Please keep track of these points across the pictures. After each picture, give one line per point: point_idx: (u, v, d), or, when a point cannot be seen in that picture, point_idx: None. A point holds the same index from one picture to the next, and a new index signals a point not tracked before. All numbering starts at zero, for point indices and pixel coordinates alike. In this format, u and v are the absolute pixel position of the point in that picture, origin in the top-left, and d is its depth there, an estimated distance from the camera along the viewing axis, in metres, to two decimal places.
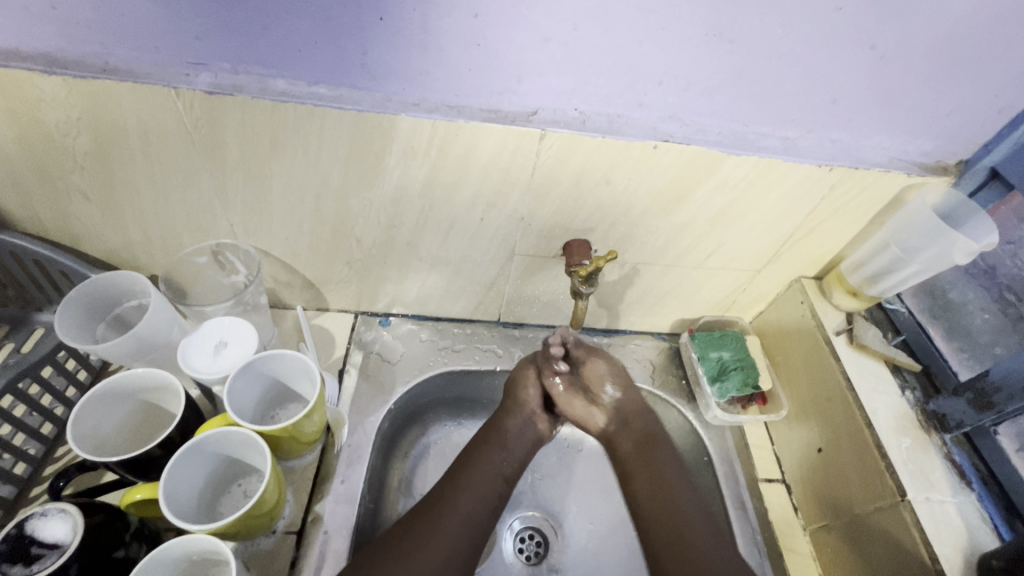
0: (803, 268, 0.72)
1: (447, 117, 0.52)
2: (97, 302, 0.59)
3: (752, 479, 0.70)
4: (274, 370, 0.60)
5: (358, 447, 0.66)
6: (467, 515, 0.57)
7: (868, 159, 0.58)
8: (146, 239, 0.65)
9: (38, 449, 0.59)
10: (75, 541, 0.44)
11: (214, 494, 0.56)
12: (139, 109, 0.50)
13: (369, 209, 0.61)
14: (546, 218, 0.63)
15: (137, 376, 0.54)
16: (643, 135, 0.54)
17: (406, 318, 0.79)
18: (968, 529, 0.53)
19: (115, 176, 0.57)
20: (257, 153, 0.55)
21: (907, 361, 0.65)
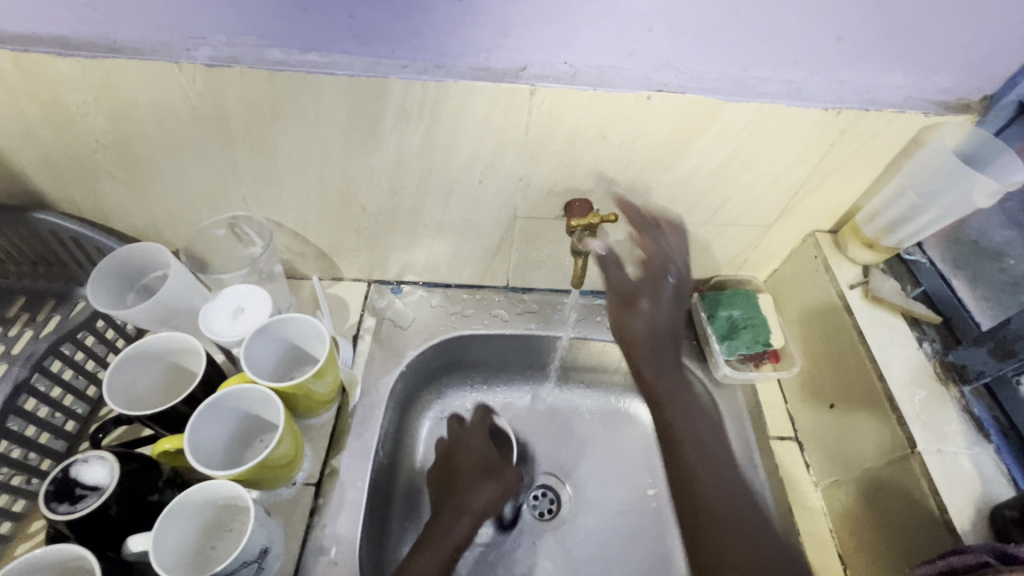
0: (817, 222, 0.69)
1: (436, 78, 0.52)
2: (125, 272, 0.64)
3: (763, 437, 0.70)
4: (287, 333, 0.63)
5: (373, 406, 0.69)
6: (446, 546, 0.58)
7: (879, 100, 0.55)
8: (169, 213, 0.68)
9: (83, 408, 0.65)
10: (112, 485, 0.49)
11: (239, 447, 0.60)
12: (147, 86, 0.53)
13: (371, 176, 0.63)
14: (544, 178, 0.62)
15: (163, 338, 0.58)
16: (636, 85, 0.53)
17: (417, 286, 0.82)
18: (982, 480, 0.51)
19: (135, 154, 0.60)
20: (260, 124, 0.57)
21: (925, 313, 0.62)
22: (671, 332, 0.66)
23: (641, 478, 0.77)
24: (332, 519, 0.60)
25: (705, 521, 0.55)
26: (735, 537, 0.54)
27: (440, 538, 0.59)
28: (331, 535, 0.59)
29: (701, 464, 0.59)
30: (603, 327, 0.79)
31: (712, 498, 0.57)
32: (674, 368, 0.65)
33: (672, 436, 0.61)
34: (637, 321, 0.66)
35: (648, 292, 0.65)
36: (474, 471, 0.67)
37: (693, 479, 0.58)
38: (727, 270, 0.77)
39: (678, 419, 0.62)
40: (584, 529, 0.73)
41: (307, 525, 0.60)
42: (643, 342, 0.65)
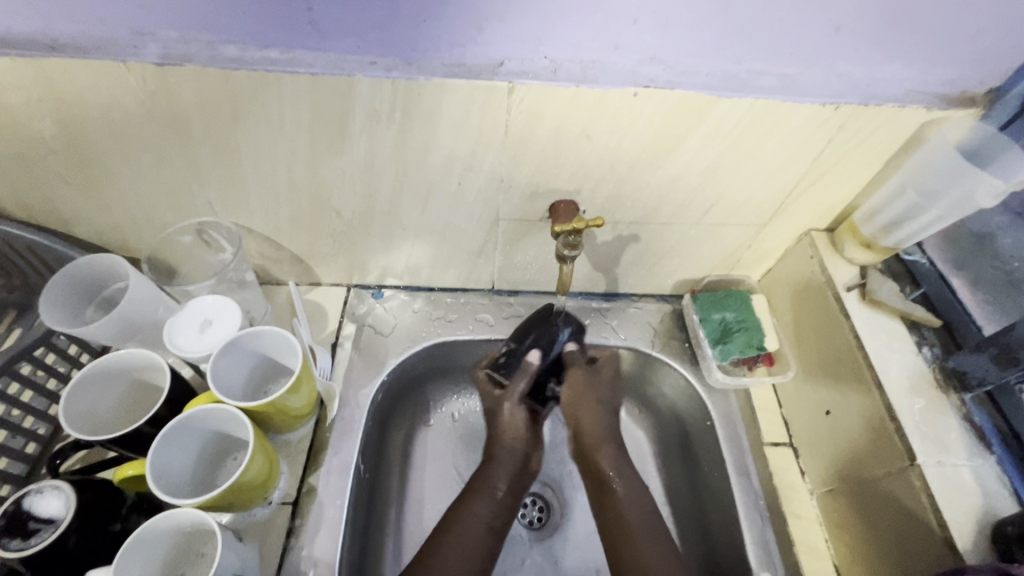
0: (813, 220, 0.67)
1: (406, 75, 0.49)
2: (83, 285, 0.61)
3: (757, 443, 0.68)
4: (258, 346, 0.60)
5: (352, 419, 0.66)
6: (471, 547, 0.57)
7: (879, 94, 0.52)
8: (131, 219, 0.64)
9: (47, 429, 0.61)
10: (67, 517, 0.46)
11: (210, 469, 0.57)
12: (94, 87, 0.49)
13: (343, 178, 0.59)
14: (526, 179, 0.59)
15: (119, 358, 0.55)
16: (621, 81, 0.50)
17: (398, 290, 0.78)
18: (983, 493, 0.49)
19: (89, 159, 0.56)
20: (220, 126, 0.53)
21: (925, 316, 0.60)
22: (616, 443, 0.67)
23: None
24: (309, 540, 0.58)
25: (622, 529, 0.59)
26: (646, 545, 0.57)
27: (471, 517, 0.59)
28: (309, 557, 0.57)
29: (648, 539, 0.58)
30: (593, 331, 0.76)
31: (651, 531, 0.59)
32: (622, 459, 0.66)
33: (606, 490, 0.64)
34: (583, 416, 0.69)
35: (598, 386, 0.70)
36: (508, 424, 0.69)
37: (641, 552, 0.57)
38: (720, 270, 0.74)
39: (618, 486, 0.63)
40: (574, 538, 0.72)
41: (284, 547, 0.57)
42: (595, 438, 0.67)
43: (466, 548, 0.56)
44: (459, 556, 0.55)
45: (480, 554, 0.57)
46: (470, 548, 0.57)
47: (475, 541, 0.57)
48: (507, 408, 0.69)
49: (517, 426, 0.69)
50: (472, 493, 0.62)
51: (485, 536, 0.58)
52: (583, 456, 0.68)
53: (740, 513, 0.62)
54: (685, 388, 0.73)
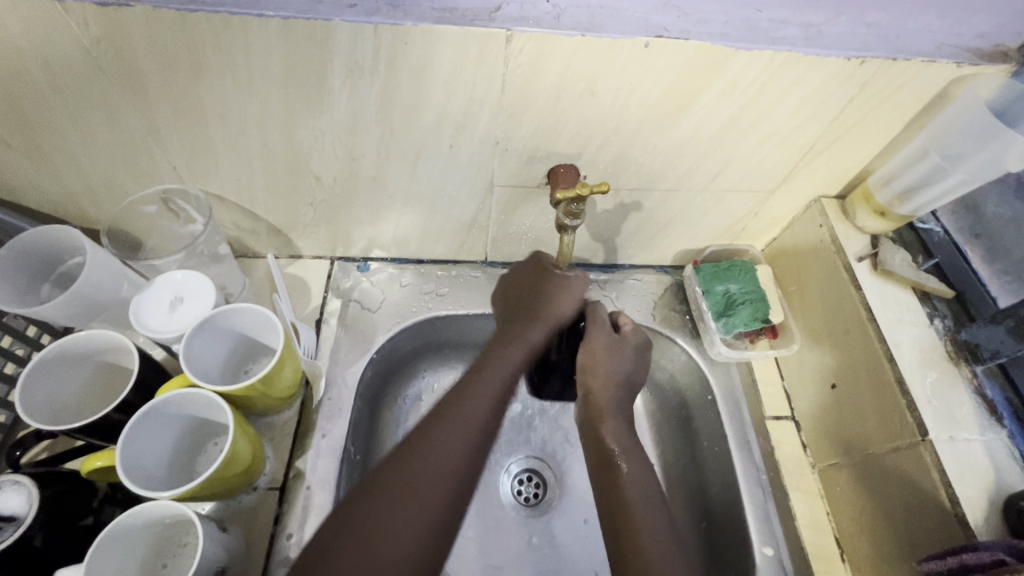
0: (823, 186, 0.63)
1: (390, 20, 0.43)
2: (37, 260, 0.56)
3: (759, 418, 0.66)
4: (237, 325, 0.56)
5: (340, 399, 0.63)
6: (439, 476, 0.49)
7: (910, 47, 0.47)
8: (87, 186, 0.58)
9: (7, 416, 0.56)
10: (28, 516, 0.42)
11: (190, 455, 0.54)
12: (29, 32, 0.42)
13: (322, 141, 0.54)
14: (523, 142, 0.54)
15: (81, 339, 0.50)
16: (632, 29, 0.45)
17: (385, 262, 0.74)
18: (994, 467, 0.49)
19: (29, 118, 0.49)
20: (179, 78, 0.46)
21: (938, 287, 0.59)
22: (625, 390, 0.59)
23: None
24: (299, 526, 0.55)
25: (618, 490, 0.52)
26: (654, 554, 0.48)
27: (469, 425, 0.53)
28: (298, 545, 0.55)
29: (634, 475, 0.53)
30: None
31: (644, 500, 0.52)
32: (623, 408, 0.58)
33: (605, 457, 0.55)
34: (598, 376, 0.58)
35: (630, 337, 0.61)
36: (564, 307, 0.60)
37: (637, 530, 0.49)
38: (724, 239, 0.71)
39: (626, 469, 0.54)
40: (571, 514, 0.70)
41: (272, 535, 0.55)
42: (605, 400, 0.57)
43: (440, 458, 0.50)
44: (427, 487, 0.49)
45: (465, 469, 0.51)
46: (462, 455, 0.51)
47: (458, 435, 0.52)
48: (564, 308, 0.60)
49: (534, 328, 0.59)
50: (460, 397, 0.54)
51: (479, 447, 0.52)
52: (583, 419, 0.58)
53: (743, 489, 0.61)
54: (686, 362, 0.71)
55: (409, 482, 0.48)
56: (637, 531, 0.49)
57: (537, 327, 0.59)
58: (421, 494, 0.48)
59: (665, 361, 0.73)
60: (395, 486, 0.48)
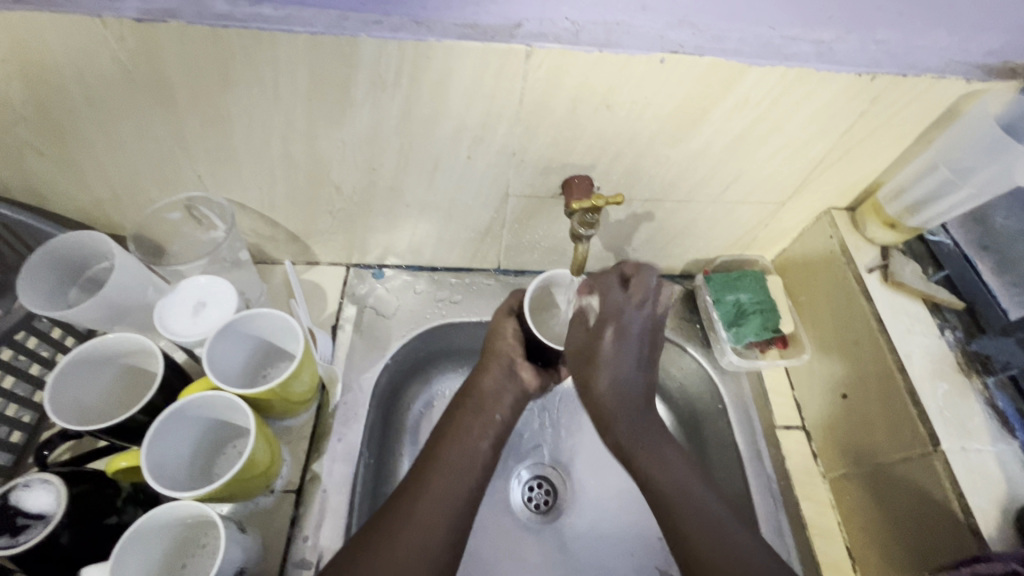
0: (834, 198, 0.64)
1: (414, 36, 0.44)
2: (65, 264, 0.57)
3: (769, 427, 0.66)
4: (257, 329, 0.57)
5: (355, 404, 0.64)
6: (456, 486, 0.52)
7: (919, 64, 0.48)
8: (114, 194, 0.59)
9: (32, 417, 0.57)
10: (58, 513, 0.44)
11: (209, 457, 0.55)
12: (68, 46, 0.44)
13: (344, 151, 0.55)
14: (540, 153, 0.56)
15: (108, 342, 0.51)
16: (647, 45, 0.46)
17: (400, 270, 0.75)
18: (1006, 478, 0.49)
19: (63, 128, 0.51)
20: (208, 90, 0.48)
21: (949, 299, 0.60)
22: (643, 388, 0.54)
23: None
24: (315, 529, 0.56)
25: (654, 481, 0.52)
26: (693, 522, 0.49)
27: (453, 456, 0.54)
28: (314, 547, 0.55)
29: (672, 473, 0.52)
30: None
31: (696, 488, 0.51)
32: (639, 415, 0.54)
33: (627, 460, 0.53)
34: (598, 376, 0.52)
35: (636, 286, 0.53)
36: (513, 345, 0.59)
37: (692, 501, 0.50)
38: (735, 249, 0.72)
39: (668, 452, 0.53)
40: (582, 522, 0.70)
41: (289, 537, 0.56)
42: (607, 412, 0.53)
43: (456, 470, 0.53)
44: (427, 513, 0.49)
45: (468, 486, 0.53)
46: (454, 485, 0.52)
47: (468, 459, 0.54)
48: (514, 349, 0.59)
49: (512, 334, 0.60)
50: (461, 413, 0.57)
51: (475, 469, 0.54)
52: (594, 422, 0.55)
53: (754, 498, 0.61)
54: (696, 371, 0.71)
55: (427, 495, 0.51)
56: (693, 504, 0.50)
57: (489, 379, 0.59)
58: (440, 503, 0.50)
59: (676, 370, 0.73)
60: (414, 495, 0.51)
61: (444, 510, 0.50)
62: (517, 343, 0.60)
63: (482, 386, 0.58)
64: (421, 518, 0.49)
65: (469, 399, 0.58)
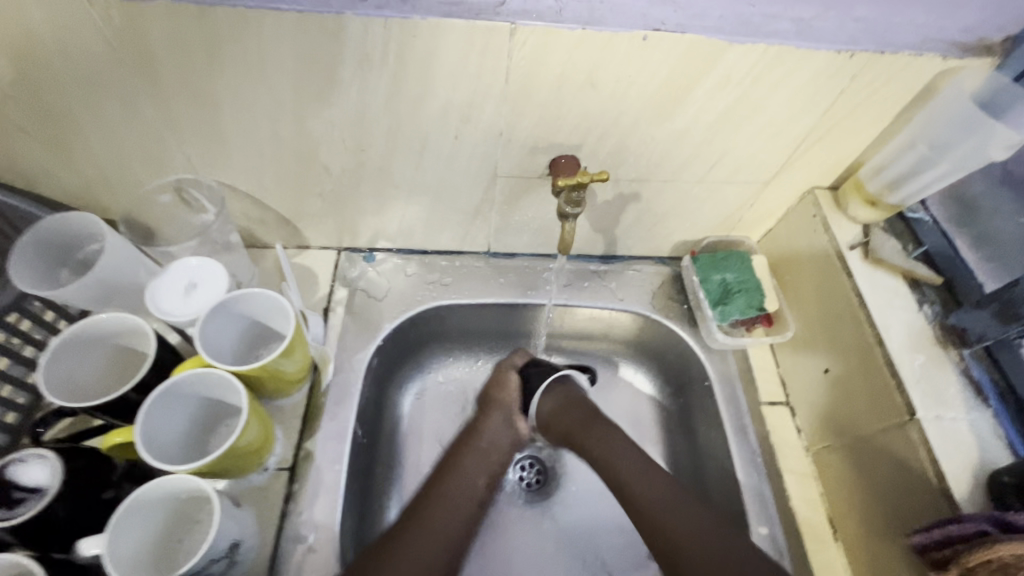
0: (817, 177, 0.65)
1: (399, 14, 0.45)
2: (56, 246, 0.58)
3: (754, 403, 0.68)
4: (248, 310, 0.58)
5: (347, 383, 0.65)
6: (457, 514, 0.59)
7: (897, 40, 0.49)
8: (104, 176, 0.60)
9: (26, 397, 0.58)
10: (55, 487, 0.44)
11: (202, 434, 0.55)
12: (54, 25, 0.44)
13: (332, 132, 0.56)
14: (527, 132, 0.56)
15: (100, 321, 0.52)
16: (630, 22, 0.47)
17: (391, 253, 0.76)
18: (979, 445, 0.51)
19: (51, 108, 0.51)
20: (195, 70, 0.48)
21: (927, 275, 0.61)
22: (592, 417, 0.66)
23: None
24: (309, 504, 0.57)
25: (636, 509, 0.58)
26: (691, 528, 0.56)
27: (452, 494, 0.60)
28: (309, 522, 0.57)
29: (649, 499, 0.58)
30: (589, 293, 0.75)
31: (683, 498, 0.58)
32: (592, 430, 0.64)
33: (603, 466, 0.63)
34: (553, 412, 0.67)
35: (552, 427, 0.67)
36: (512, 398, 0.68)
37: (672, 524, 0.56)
38: (720, 230, 0.73)
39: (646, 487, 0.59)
40: (572, 500, 0.71)
41: (283, 513, 0.57)
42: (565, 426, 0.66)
43: (455, 502, 0.59)
44: (439, 523, 0.57)
45: (468, 509, 0.60)
46: (449, 520, 0.58)
47: (468, 487, 0.61)
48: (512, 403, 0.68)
49: (512, 385, 0.69)
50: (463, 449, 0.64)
51: (467, 505, 0.60)
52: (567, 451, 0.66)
53: (739, 470, 0.62)
54: (684, 349, 0.72)
55: (438, 509, 0.58)
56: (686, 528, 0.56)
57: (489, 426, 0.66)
58: (448, 518, 0.58)
59: (664, 349, 0.75)
60: (429, 507, 0.58)
61: (446, 529, 0.57)
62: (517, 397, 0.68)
63: (484, 431, 0.65)
64: (433, 526, 0.57)
65: (472, 442, 0.64)
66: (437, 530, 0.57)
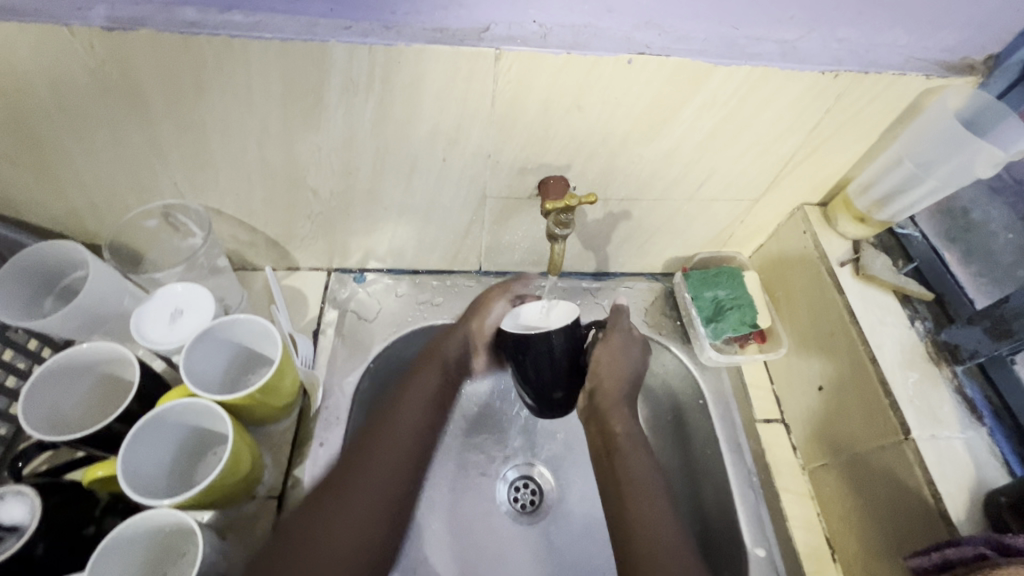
0: (806, 194, 0.65)
1: (384, 41, 0.45)
2: (41, 274, 0.57)
3: (748, 421, 0.68)
4: (235, 335, 0.57)
5: (336, 408, 0.64)
6: (369, 505, 0.51)
7: (881, 61, 0.50)
8: (89, 203, 0.59)
9: (8, 429, 0.57)
10: (32, 525, 0.43)
11: (188, 464, 0.54)
12: (36, 55, 0.44)
13: (319, 155, 0.55)
14: (514, 154, 0.56)
15: (83, 350, 0.51)
16: (614, 46, 0.47)
17: (382, 273, 0.75)
18: (975, 464, 0.51)
19: (36, 138, 0.51)
20: (180, 99, 0.48)
21: (918, 290, 0.61)
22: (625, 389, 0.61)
23: None
24: None
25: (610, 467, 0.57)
26: (652, 521, 0.51)
27: (376, 463, 0.53)
28: None
29: (620, 423, 0.59)
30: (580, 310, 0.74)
31: (650, 488, 0.54)
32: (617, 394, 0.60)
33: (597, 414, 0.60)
34: (607, 367, 0.60)
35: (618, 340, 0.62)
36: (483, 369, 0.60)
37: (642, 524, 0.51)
38: (711, 246, 0.73)
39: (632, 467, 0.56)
40: (567, 520, 0.71)
41: None
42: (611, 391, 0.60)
43: (370, 488, 0.51)
44: (346, 515, 0.49)
45: (393, 498, 0.52)
46: (368, 496, 0.51)
47: (388, 473, 0.53)
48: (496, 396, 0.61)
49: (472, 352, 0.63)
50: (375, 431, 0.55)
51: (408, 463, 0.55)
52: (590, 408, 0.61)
53: (735, 490, 0.62)
54: (677, 367, 0.72)
55: (352, 488, 0.51)
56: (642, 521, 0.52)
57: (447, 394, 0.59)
58: (360, 511, 0.50)
59: (657, 367, 0.74)
60: (337, 494, 0.50)
61: (361, 517, 0.50)
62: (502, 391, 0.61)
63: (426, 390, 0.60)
64: (340, 519, 0.49)
65: (382, 425, 0.56)
66: (351, 519, 0.49)
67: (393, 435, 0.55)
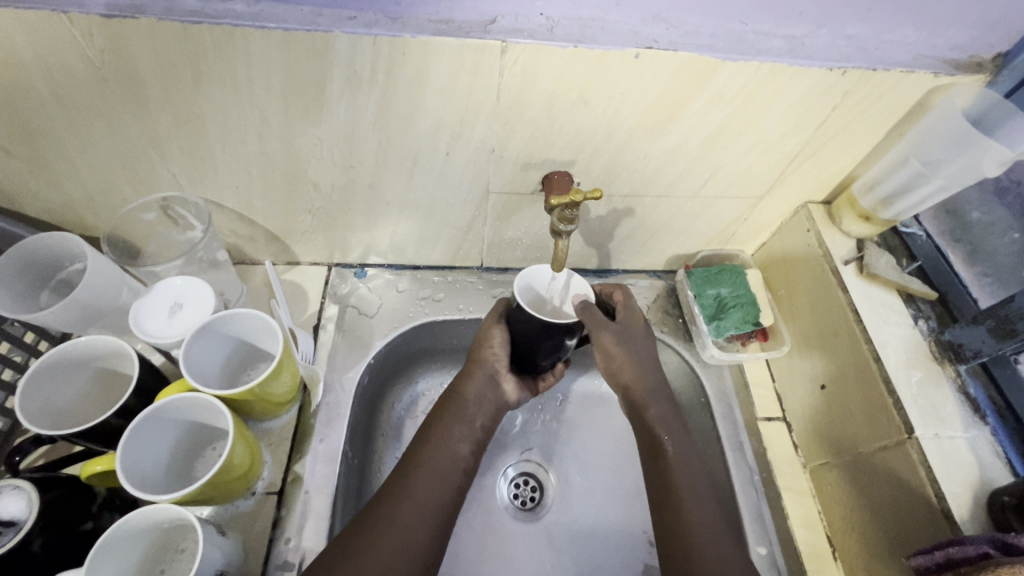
0: (810, 192, 0.65)
1: (389, 32, 0.44)
2: (38, 266, 0.56)
3: (750, 419, 0.67)
4: (235, 330, 0.57)
5: (337, 404, 0.63)
6: (425, 506, 0.52)
7: (889, 58, 0.49)
8: (86, 195, 0.58)
9: (3, 423, 0.56)
10: (29, 520, 0.43)
11: (186, 461, 0.54)
12: (34, 43, 0.43)
13: (321, 149, 0.55)
14: (518, 149, 0.56)
15: (83, 344, 0.51)
16: (621, 40, 0.46)
17: (383, 269, 0.75)
18: (979, 464, 0.51)
19: (33, 129, 0.50)
20: (180, 90, 0.48)
21: (921, 289, 0.61)
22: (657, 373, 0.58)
23: (625, 460, 0.74)
24: (297, 531, 0.56)
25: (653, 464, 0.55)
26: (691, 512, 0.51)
27: (434, 462, 0.54)
28: (297, 549, 0.55)
29: (660, 417, 0.56)
30: None
31: (692, 481, 0.53)
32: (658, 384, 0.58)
33: (634, 404, 0.57)
34: (624, 364, 0.57)
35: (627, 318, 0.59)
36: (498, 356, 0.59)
37: (685, 517, 0.51)
38: (714, 244, 0.73)
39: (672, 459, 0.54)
40: (567, 517, 0.70)
41: (269, 540, 0.55)
42: (640, 384, 0.57)
43: (432, 490, 0.53)
44: (408, 517, 0.50)
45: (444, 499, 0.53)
46: (428, 496, 0.52)
47: (440, 480, 0.54)
48: (498, 359, 0.60)
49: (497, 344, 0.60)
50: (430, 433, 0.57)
51: (456, 474, 0.55)
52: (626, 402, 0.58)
53: (736, 488, 0.62)
54: (679, 365, 0.72)
55: (414, 487, 0.52)
56: (683, 519, 0.51)
57: (472, 385, 0.59)
58: (413, 512, 0.51)
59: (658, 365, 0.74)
60: (396, 496, 0.51)
61: (421, 519, 0.51)
62: (503, 353, 0.60)
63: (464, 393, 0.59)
64: (402, 522, 0.50)
65: (451, 405, 0.58)
66: (408, 524, 0.50)
67: (463, 408, 0.59)
